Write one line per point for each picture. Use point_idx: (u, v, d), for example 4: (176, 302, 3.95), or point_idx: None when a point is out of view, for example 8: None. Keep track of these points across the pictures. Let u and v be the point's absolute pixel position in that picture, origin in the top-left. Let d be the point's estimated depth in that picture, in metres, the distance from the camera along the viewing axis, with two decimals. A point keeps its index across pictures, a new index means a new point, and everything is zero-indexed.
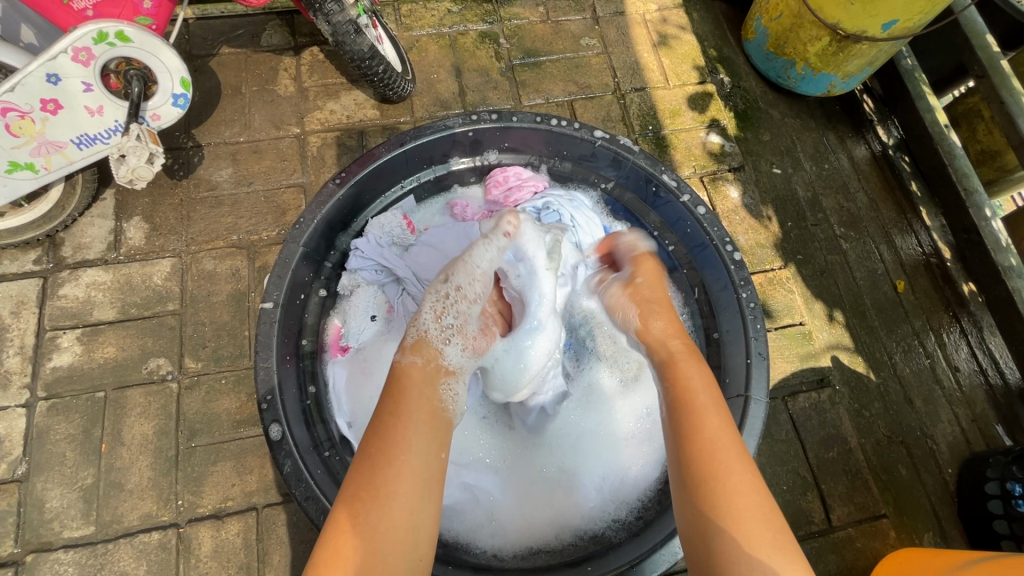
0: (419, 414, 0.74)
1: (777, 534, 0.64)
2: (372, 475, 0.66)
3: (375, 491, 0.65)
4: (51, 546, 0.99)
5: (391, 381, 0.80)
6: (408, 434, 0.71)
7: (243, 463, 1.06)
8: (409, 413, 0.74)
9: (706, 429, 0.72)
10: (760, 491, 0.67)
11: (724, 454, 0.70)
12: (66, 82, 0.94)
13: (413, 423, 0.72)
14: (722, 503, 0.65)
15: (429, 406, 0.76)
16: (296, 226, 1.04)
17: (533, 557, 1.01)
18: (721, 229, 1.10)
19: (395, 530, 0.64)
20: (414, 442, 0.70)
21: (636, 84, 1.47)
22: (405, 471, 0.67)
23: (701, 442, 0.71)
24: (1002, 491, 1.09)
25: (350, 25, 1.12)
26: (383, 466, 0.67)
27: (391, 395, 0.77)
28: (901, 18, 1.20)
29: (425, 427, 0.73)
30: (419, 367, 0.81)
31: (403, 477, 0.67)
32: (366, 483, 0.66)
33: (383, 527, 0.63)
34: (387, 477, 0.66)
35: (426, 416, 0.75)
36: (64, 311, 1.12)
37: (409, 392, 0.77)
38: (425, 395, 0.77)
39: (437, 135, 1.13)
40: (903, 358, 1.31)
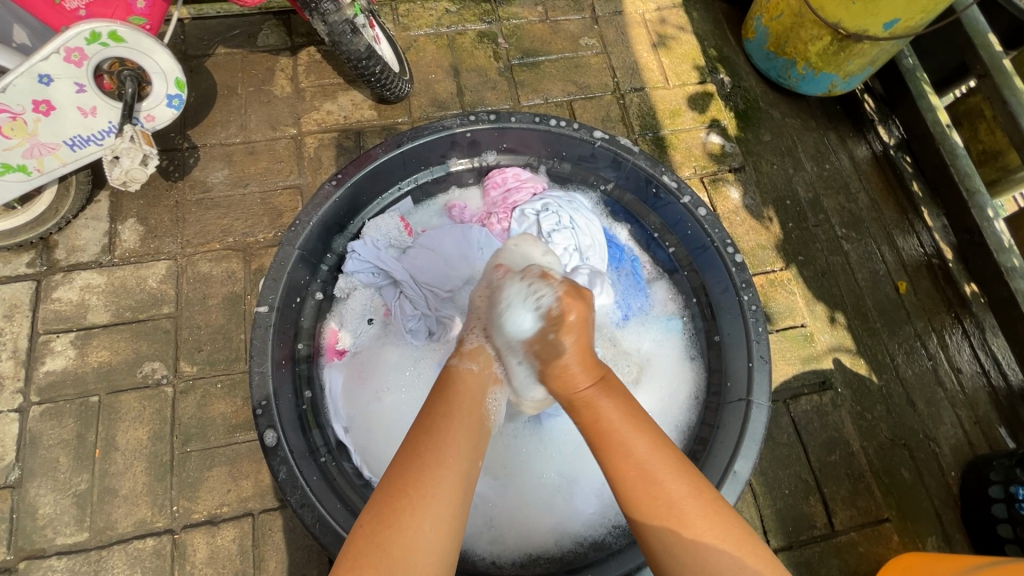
0: (467, 420, 0.74)
1: (726, 526, 0.63)
2: (418, 474, 0.64)
3: (418, 489, 0.63)
4: (43, 553, 0.98)
5: (443, 383, 0.80)
6: (457, 438, 0.70)
7: (238, 469, 1.05)
8: (459, 418, 0.73)
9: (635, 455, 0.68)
10: (700, 498, 0.65)
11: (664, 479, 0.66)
12: (58, 83, 0.93)
13: (461, 430, 0.71)
14: (671, 526, 0.63)
15: (476, 418, 0.75)
16: (292, 228, 1.03)
17: (531, 564, 1.00)
18: (722, 231, 1.09)
19: (437, 534, 0.61)
20: (460, 446, 0.69)
21: (636, 84, 1.46)
22: (451, 474, 0.65)
23: (633, 474, 0.66)
24: (1006, 495, 1.07)
25: (346, 25, 1.11)
26: (429, 465, 0.65)
27: (442, 397, 0.76)
28: (903, 17, 1.19)
29: (471, 434, 0.72)
30: (472, 372, 0.82)
31: (444, 480, 0.64)
32: (411, 481, 0.63)
33: (426, 529, 0.60)
34: (432, 477, 0.64)
35: (473, 425, 0.74)
36: (58, 314, 1.11)
37: (460, 396, 0.77)
38: (476, 401, 0.78)
39: (435, 135, 1.12)
40: (906, 360, 1.30)
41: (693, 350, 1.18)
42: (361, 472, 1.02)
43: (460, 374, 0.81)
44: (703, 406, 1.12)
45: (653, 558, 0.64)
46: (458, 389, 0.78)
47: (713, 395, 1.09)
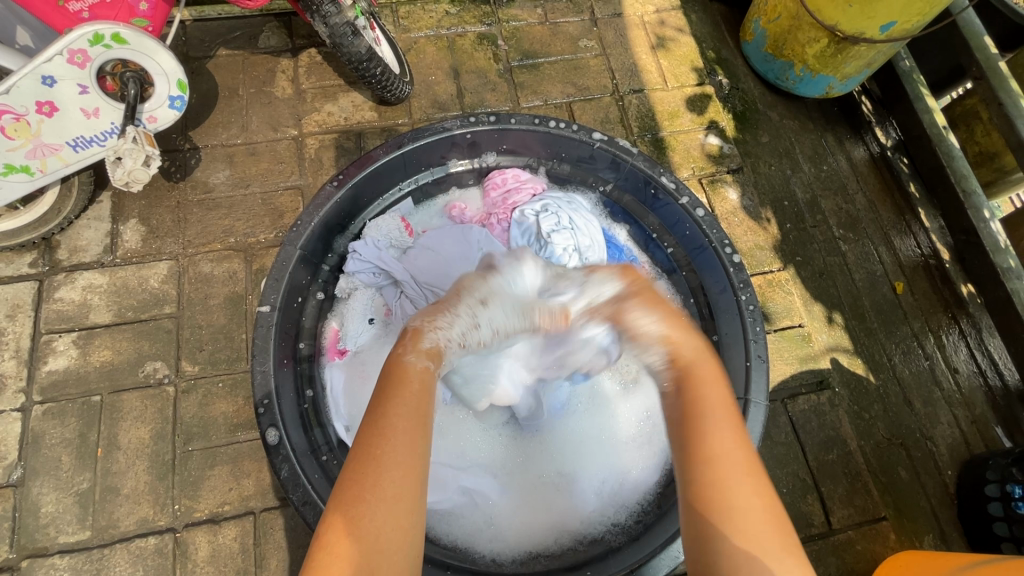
0: (414, 408, 0.67)
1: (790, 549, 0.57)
2: (364, 482, 0.60)
3: (372, 490, 0.59)
4: (45, 551, 0.98)
5: (390, 372, 0.72)
6: (402, 432, 0.64)
7: (239, 468, 1.06)
8: (403, 408, 0.66)
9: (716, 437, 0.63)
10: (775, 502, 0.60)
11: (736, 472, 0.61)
12: (61, 85, 0.93)
13: (416, 420, 0.66)
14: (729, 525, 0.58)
15: (424, 404, 0.68)
16: (294, 229, 1.03)
17: (531, 561, 1.01)
18: (720, 232, 1.10)
19: (393, 538, 0.58)
20: (406, 441, 0.63)
21: (635, 86, 1.47)
22: (406, 471, 0.61)
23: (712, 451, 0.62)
24: (1002, 493, 1.08)
25: (347, 27, 1.12)
26: (373, 471, 0.60)
27: (381, 386, 0.69)
28: (899, 20, 1.20)
29: (418, 423, 0.66)
30: (426, 367, 0.73)
31: (393, 487, 0.60)
32: (366, 485, 0.60)
33: (383, 531, 0.58)
34: (379, 485, 0.60)
35: (430, 413, 0.68)
36: (60, 314, 1.12)
37: (413, 383, 0.70)
38: (423, 384, 0.70)
39: (435, 137, 1.13)
40: (903, 359, 1.31)
41: None
42: None
43: (405, 365, 0.72)
44: None
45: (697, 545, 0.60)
46: (399, 377, 0.70)
47: None
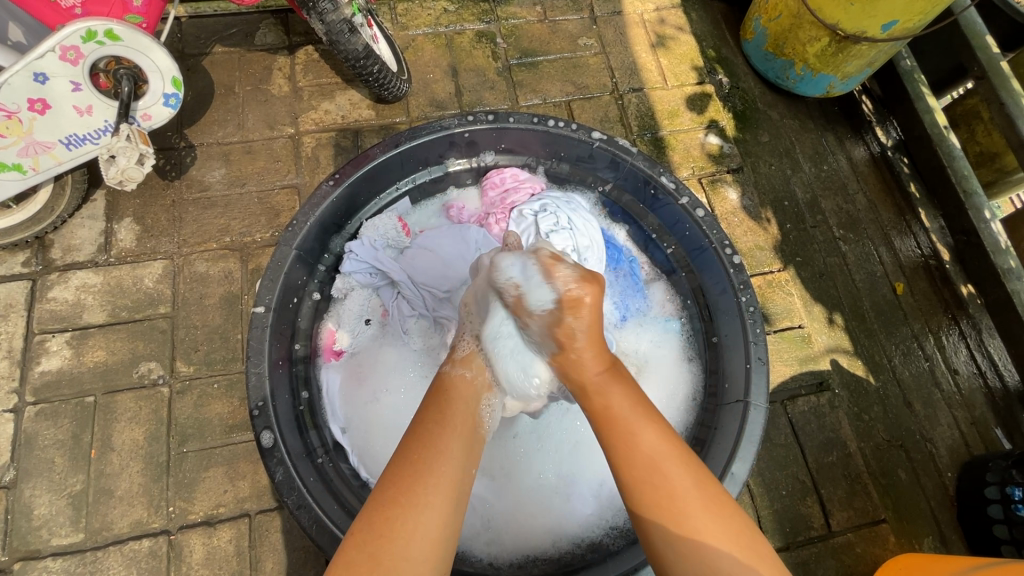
0: (461, 425, 0.75)
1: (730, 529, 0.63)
2: (409, 480, 0.65)
3: (409, 495, 0.64)
4: (38, 554, 0.97)
5: (437, 391, 0.82)
6: (453, 444, 0.71)
7: (235, 469, 1.05)
8: (454, 424, 0.74)
9: (646, 457, 0.68)
10: (701, 491, 0.66)
11: (668, 468, 0.67)
12: (54, 82, 0.92)
13: (455, 435, 0.72)
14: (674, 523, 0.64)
15: (470, 422, 0.77)
16: (289, 229, 1.02)
17: (528, 565, 1.00)
18: (720, 232, 1.09)
19: (428, 541, 0.62)
20: (455, 452, 0.70)
21: (635, 85, 1.46)
22: (443, 478, 0.67)
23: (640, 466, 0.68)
24: (1002, 496, 1.08)
25: (344, 24, 1.11)
26: (420, 471, 0.66)
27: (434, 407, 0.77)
28: (901, 19, 1.19)
29: (465, 440, 0.73)
30: (467, 381, 0.85)
31: (434, 487, 0.65)
32: (403, 489, 0.64)
33: (416, 535, 0.61)
34: (424, 483, 0.65)
35: (467, 429, 0.76)
36: (54, 314, 1.10)
37: (454, 403, 0.79)
38: (469, 411, 0.79)
39: (433, 136, 1.12)
40: (903, 361, 1.30)
41: (691, 352, 1.17)
42: (358, 472, 1.02)
43: (458, 381, 0.84)
44: (700, 408, 1.12)
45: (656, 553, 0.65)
46: (452, 395, 0.80)
47: (710, 396, 1.10)
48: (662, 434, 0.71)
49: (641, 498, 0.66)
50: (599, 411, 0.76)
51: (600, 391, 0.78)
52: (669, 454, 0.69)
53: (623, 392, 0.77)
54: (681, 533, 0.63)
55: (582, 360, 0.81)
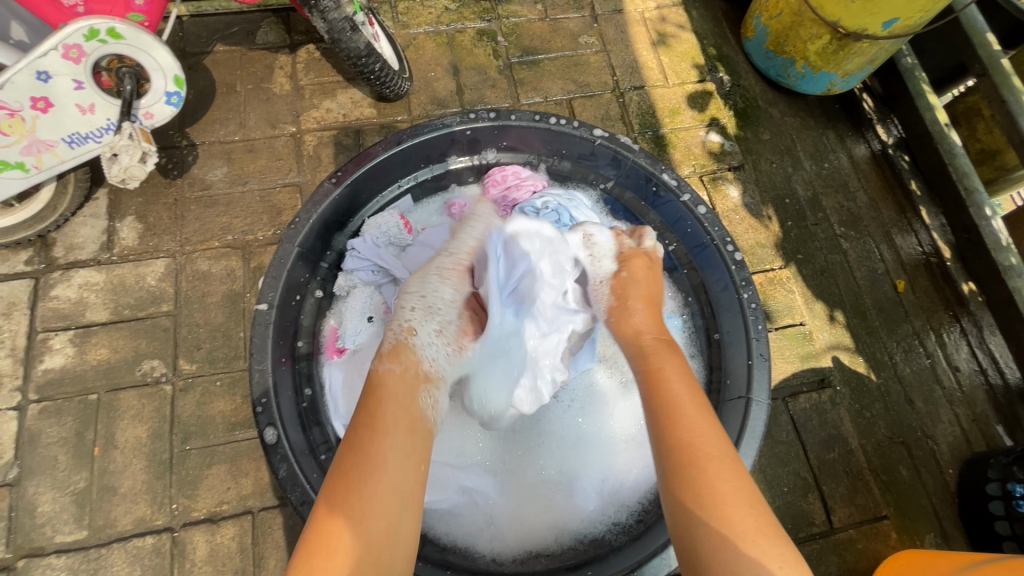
0: (404, 416, 0.75)
1: (763, 516, 0.63)
2: (356, 472, 0.67)
3: (347, 510, 0.64)
4: (42, 551, 0.97)
5: (366, 392, 0.78)
6: (397, 437, 0.72)
7: (238, 467, 1.05)
8: (395, 416, 0.74)
9: (689, 428, 0.70)
10: (743, 480, 0.66)
11: (706, 446, 0.68)
12: (56, 80, 0.92)
13: (389, 437, 0.71)
14: (709, 495, 0.64)
15: (406, 418, 0.75)
16: (291, 226, 1.03)
17: (531, 561, 1.01)
18: (722, 229, 1.09)
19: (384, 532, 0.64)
20: (396, 446, 0.71)
21: (636, 83, 1.46)
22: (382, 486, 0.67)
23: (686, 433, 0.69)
24: (1004, 492, 1.08)
25: (346, 22, 1.11)
26: (366, 465, 0.68)
27: (371, 400, 0.77)
28: (902, 16, 1.19)
29: (409, 431, 0.74)
30: (398, 375, 0.80)
31: (381, 483, 0.67)
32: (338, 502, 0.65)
33: (361, 546, 0.62)
34: (370, 479, 0.67)
35: (403, 428, 0.74)
36: (57, 312, 1.11)
37: (383, 401, 0.76)
38: (409, 403, 0.77)
39: (435, 134, 1.12)
40: (904, 358, 1.30)
41: (692, 349, 1.18)
42: None
43: (396, 372, 0.81)
44: None
45: (683, 527, 0.65)
46: (393, 383, 0.79)
47: (712, 392, 1.09)
48: (707, 414, 0.73)
49: (678, 466, 0.67)
50: (649, 376, 0.79)
51: (657, 358, 0.81)
52: (712, 431, 0.70)
53: (678, 369, 0.79)
54: (716, 504, 0.63)
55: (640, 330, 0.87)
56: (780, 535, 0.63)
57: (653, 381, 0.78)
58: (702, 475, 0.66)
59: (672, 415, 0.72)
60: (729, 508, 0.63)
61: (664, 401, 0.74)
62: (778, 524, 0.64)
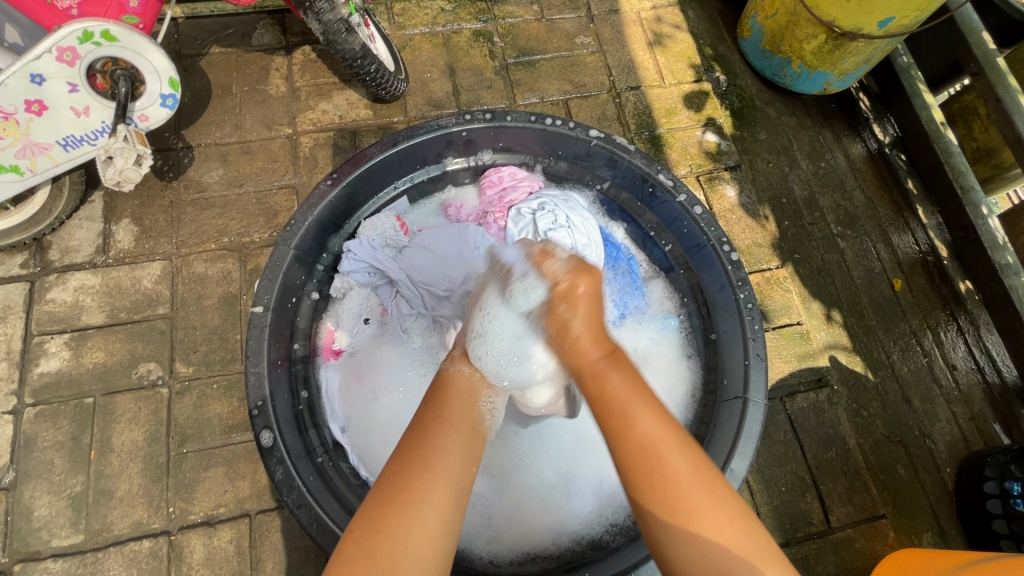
0: (459, 425, 0.74)
1: (729, 516, 0.64)
2: (409, 480, 0.65)
3: (411, 494, 0.63)
4: (38, 555, 0.97)
5: (436, 389, 0.82)
6: (449, 442, 0.70)
7: (234, 469, 1.05)
8: (451, 423, 0.74)
9: (643, 437, 0.67)
10: (709, 486, 0.65)
11: (668, 456, 0.66)
12: (51, 83, 0.92)
13: (452, 433, 0.72)
14: (672, 502, 0.64)
15: (469, 422, 0.76)
16: (287, 228, 1.02)
17: (529, 563, 1.00)
18: (718, 230, 1.09)
19: (425, 540, 0.61)
20: (450, 451, 0.69)
21: (632, 83, 1.46)
22: (441, 478, 0.66)
23: (636, 450, 0.67)
24: (1001, 490, 1.08)
25: (341, 24, 1.11)
26: (417, 471, 0.66)
27: (421, 412, 0.76)
28: (897, 16, 1.19)
29: (462, 438, 0.72)
30: (465, 378, 0.85)
31: (431, 489, 0.65)
32: (402, 487, 0.64)
33: (414, 534, 0.61)
34: (421, 484, 0.64)
35: (465, 429, 0.75)
36: (52, 316, 1.10)
37: (451, 402, 0.78)
38: (467, 415, 0.77)
39: (431, 135, 1.12)
40: (901, 357, 1.31)
41: (689, 349, 1.17)
42: (357, 472, 1.02)
43: (454, 381, 0.84)
44: (699, 405, 1.12)
45: (656, 535, 0.65)
46: (448, 394, 0.80)
47: (709, 393, 1.10)
48: (663, 418, 0.70)
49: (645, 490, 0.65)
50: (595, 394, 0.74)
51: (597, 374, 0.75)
52: (666, 436, 0.68)
53: (621, 376, 0.74)
54: (680, 521, 0.63)
55: (579, 344, 0.78)
56: (744, 525, 0.64)
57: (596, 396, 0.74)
58: (670, 497, 0.64)
59: (625, 431, 0.68)
60: (692, 512, 0.63)
61: (612, 418, 0.70)
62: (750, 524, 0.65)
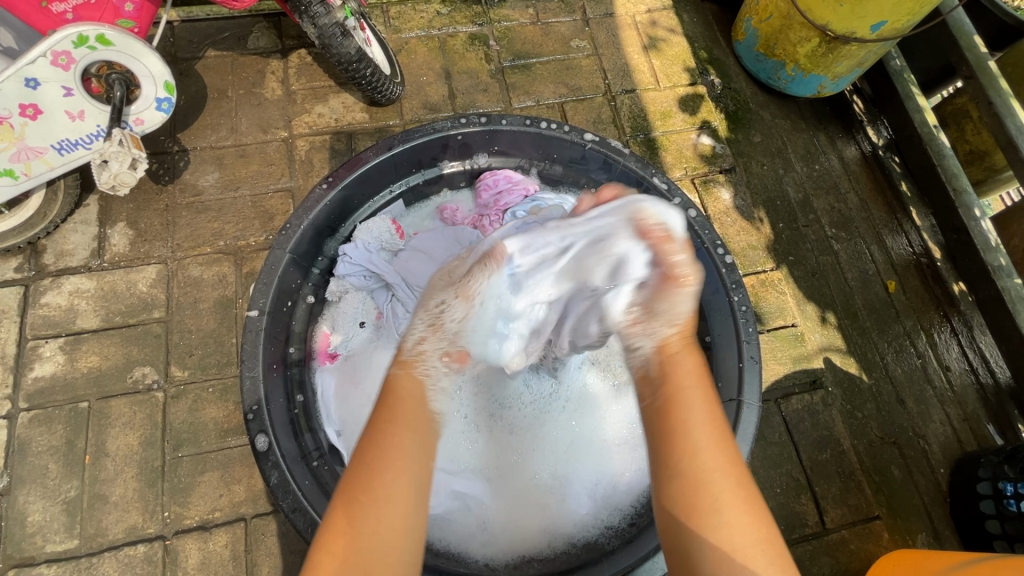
0: (417, 420, 0.72)
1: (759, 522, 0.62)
2: (367, 477, 0.64)
3: (370, 492, 0.63)
4: (33, 561, 0.97)
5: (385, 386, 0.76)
6: (405, 441, 0.69)
7: (230, 473, 1.05)
8: (406, 422, 0.71)
9: (693, 437, 0.66)
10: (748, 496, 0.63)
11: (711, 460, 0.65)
12: (45, 87, 0.92)
13: (408, 431, 0.70)
14: (705, 504, 0.62)
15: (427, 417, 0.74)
16: (283, 232, 1.03)
17: (524, 566, 1.00)
18: (712, 233, 1.10)
19: (391, 534, 0.62)
20: (408, 448, 0.68)
21: (627, 86, 1.47)
22: (399, 478, 0.65)
23: (689, 445, 0.66)
24: (994, 491, 1.09)
25: (336, 28, 1.11)
26: (377, 472, 0.65)
27: (375, 411, 0.73)
28: (889, 20, 1.20)
29: (418, 436, 0.70)
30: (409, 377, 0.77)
31: (392, 488, 0.64)
32: (362, 485, 0.64)
33: (376, 529, 0.61)
34: (381, 482, 0.64)
35: (421, 424, 0.72)
36: (47, 319, 1.10)
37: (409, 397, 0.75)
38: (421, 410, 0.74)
39: (427, 138, 1.12)
40: (895, 358, 1.31)
41: None
42: None
43: (400, 380, 0.77)
44: None
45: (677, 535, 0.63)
46: (405, 389, 0.76)
47: None
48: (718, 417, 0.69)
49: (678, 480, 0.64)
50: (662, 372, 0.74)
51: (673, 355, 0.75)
52: (718, 434, 0.67)
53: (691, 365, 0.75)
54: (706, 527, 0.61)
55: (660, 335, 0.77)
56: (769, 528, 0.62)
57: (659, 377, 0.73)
58: (705, 494, 0.62)
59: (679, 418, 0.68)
60: (726, 513, 0.61)
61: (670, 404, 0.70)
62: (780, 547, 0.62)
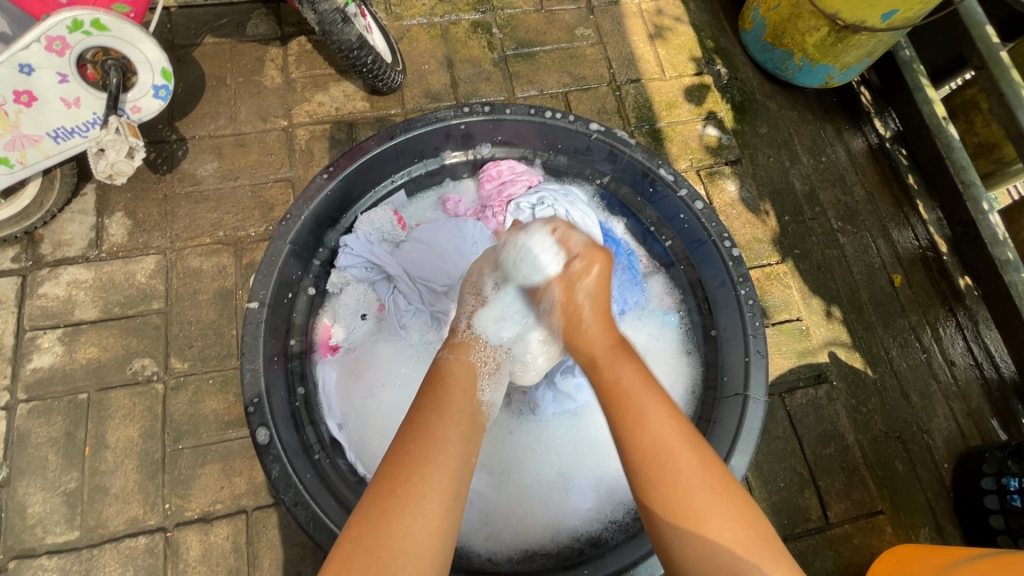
0: (458, 412, 0.72)
1: (735, 507, 0.63)
2: (408, 472, 0.63)
3: (408, 488, 0.62)
4: (33, 552, 0.96)
5: (433, 374, 0.79)
6: (449, 433, 0.69)
7: (230, 466, 1.04)
8: (450, 412, 0.71)
9: (650, 429, 0.68)
10: (717, 485, 0.65)
11: (677, 450, 0.67)
12: (40, 73, 0.90)
13: (453, 423, 0.70)
14: (680, 504, 0.63)
15: (468, 409, 0.74)
16: (284, 222, 1.02)
17: (527, 561, 1.00)
18: (719, 225, 1.08)
19: (427, 531, 0.60)
20: (450, 442, 0.68)
21: (632, 76, 1.44)
22: (441, 470, 0.64)
23: (646, 449, 0.67)
24: (998, 486, 1.08)
25: (337, 14, 1.08)
26: (418, 464, 0.64)
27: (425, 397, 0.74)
28: (901, 8, 1.18)
29: (463, 428, 0.71)
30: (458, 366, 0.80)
31: (432, 485, 0.63)
32: (401, 481, 0.63)
33: (414, 529, 0.60)
34: (422, 475, 0.63)
35: (465, 417, 0.72)
36: (45, 310, 1.09)
37: (451, 388, 0.75)
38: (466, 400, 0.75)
39: (429, 127, 1.11)
40: (900, 353, 1.30)
41: (689, 345, 1.17)
42: (355, 468, 1.01)
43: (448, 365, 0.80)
44: (698, 401, 1.12)
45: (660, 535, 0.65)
46: (448, 380, 0.76)
47: (710, 389, 1.09)
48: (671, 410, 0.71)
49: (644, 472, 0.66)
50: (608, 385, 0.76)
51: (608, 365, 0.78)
52: (670, 423, 0.69)
53: (632, 369, 0.76)
54: (679, 519, 0.63)
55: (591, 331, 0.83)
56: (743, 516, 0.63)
57: (609, 396, 0.74)
58: (680, 500, 0.63)
59: (632, 432, 0.69)
60: (701, 505, 0.63)
61: (620, 418, 0.70)
62: (764, 534, 0.63)
